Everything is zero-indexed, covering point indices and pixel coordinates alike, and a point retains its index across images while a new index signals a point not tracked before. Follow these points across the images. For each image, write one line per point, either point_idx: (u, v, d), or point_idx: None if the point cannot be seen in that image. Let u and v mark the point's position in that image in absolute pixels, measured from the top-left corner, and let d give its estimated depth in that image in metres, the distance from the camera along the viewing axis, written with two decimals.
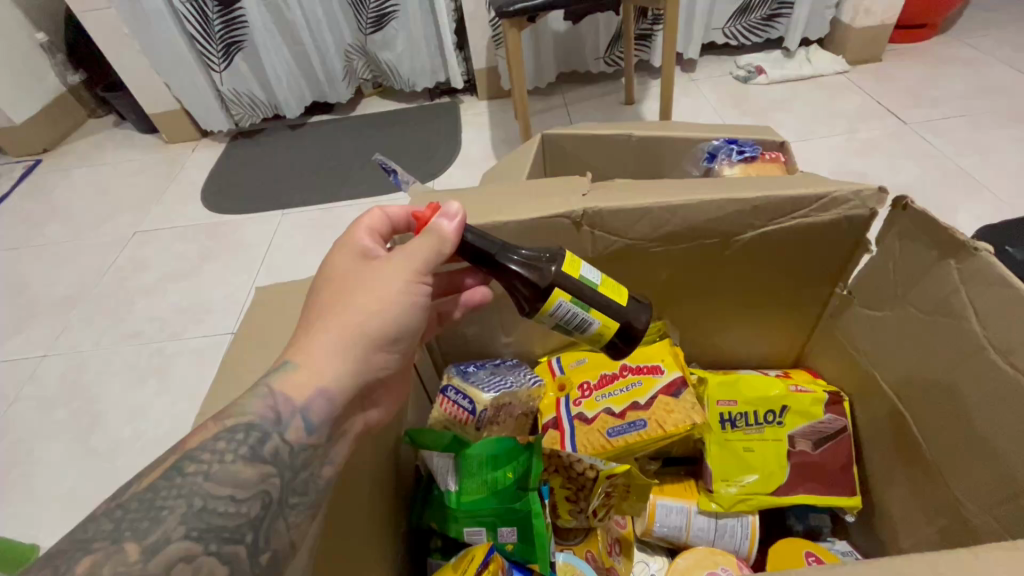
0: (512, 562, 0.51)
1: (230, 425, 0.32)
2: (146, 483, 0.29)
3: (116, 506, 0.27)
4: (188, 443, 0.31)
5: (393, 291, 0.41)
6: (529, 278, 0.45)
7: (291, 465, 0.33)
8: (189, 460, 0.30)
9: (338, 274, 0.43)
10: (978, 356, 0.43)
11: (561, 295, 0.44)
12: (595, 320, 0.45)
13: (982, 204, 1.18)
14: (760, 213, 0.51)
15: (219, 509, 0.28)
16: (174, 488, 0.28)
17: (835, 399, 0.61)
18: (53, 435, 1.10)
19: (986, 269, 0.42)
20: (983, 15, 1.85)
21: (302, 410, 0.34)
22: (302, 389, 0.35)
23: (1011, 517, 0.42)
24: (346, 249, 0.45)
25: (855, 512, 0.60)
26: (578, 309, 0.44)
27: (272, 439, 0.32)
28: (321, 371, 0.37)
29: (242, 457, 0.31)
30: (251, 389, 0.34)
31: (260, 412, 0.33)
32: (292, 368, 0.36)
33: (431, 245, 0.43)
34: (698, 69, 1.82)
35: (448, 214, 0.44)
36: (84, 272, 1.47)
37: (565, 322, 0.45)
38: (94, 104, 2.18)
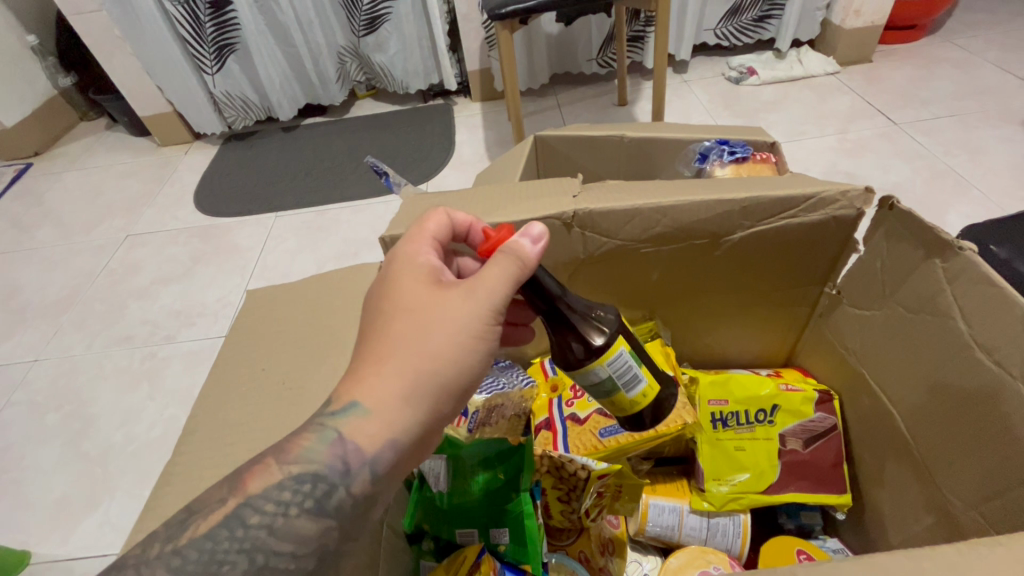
0: (504, 563, 0.50)
1: (297, 474, 0.33)
2: (205, 529, 0.31)
3: (174, 554, 0.30)
4: (250, 487, 0.32)
5: (470, 329, 0.38)
6: (592, 328, 0.44)
7: (352, 514, 0.34)
8: (251, 510, 0.31)
9: (409, 301, 0.39)
10: (963, 354, 0.43)
11: (623, 344, 0.43)
12: (643, 377, 0.44)
13: (971, 203, 1.19)
14: (749, 214, 0.51)
15: (279, 565, 0.30)
16: (236, 540, 0.30)
17: (825, 398, 0.61)
18: (43, 441, 1.09)
19: (970, 268, 0.42)
20: (971, 16, 1.86)
21: (370, 461, 0.35)
22: (373, 438, 0.35)
23: (997, 514, 0.42)
24: (415, 268, 0.41)
25: (845, 509, 0.60)
26: (633, 363, 0.44)
27: (338, 492, 0.34)
28: (392, 420, 0.36)
29: (307, 511, 0.32)
30: (320, 433, 0.35)
31: (328, 460, 0.34)
32: (364, 413, 0.35)
33: (511, 274, 0.39)
34: (689, 70, 1.83)
35: (530, 234, 0.40)
36: (75, 276, 1.46)
37: (618, 376, 0.43)
38: (85, 106, 2.17)
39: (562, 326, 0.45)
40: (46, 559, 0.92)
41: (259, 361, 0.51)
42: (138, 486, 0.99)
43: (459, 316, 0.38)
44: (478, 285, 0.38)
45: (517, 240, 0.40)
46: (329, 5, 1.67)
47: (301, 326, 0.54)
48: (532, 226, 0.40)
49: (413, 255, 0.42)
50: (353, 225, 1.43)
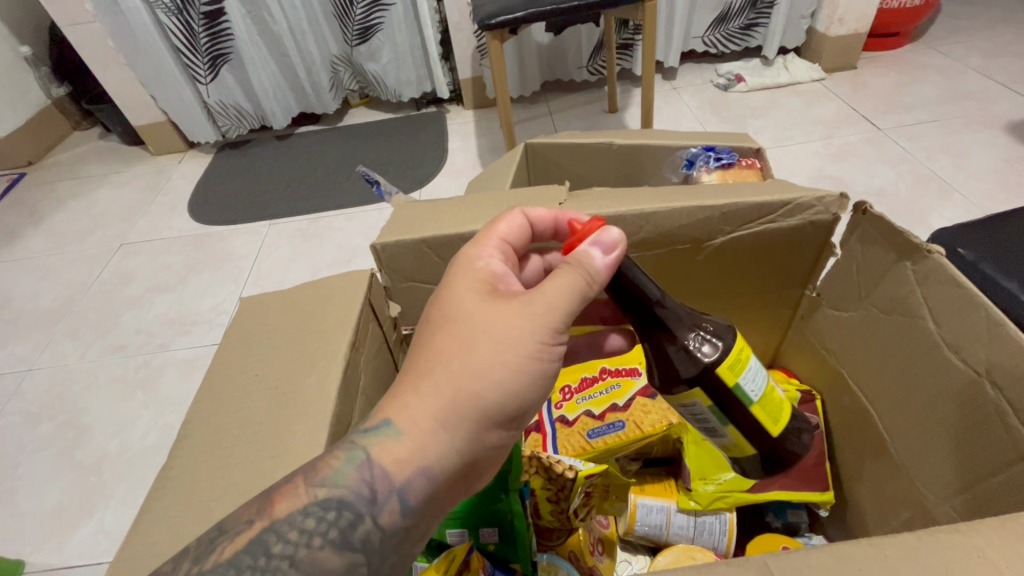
0: (494, 561, 0.53)
1: (323, 498, 0.34)
2: (230, 554, 0.32)
3: None
4: (277, 509, 0.33)
5: (521, 347, 0.39)
6: (683, 356, 0.47)
7: (380, 549, 0.34)
8: (274, 537, 0.32)
9: (462, 312, 0.41)
10: (933, 352, 0.45)
11: (698, 396, 0.46)
12: (728, 435, 0.49)
13: (953, 206, 1.22)
14: (729, 219, 0.53)
15: None
16: (258, 570, 0.31)
17: (806, 399, 0.64)
18: (37, 451, 1.10)
19: (938, 271, 0.44)
20: (952, 23, 1.90)
21: (399, 489, 0.36)
22: (401, 463, 0.36)
23: (967, 505, 0.44)
24: (476, 274, 0.44)
25: (828, 507, 0.61)
26: (712, 419, 0.48)
27: (364, 522, 0.34)
28: (424, 446, 0.37)
29: (331, 543, 0.33)
30: (349, 455, 0.36)
31: (355, 486, 0.35)
32: (394, 435, 0.37)
33: (580, 280, 0.41)
34: (678, 76, 1.86)
35: (603, 245, 0.42)
36: (69, 286, 1.47)
37: (696, 418, 0.49)
38: (79, 115, 2.18)
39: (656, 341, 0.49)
40: (40, 568, 0.92)
41: (255, 368, 0.52)
42: (133, 494, 1.00)
43: (515, 325, 0.39)
44: (537, 299, 0.40)
45: (589, 249, 0.43)
46: (322, 14, 1.68)
47: (299, 334, 0.54)
48: (607, 235, 0.43)
49: (479, 259, 0.45)
50: (347, 233, 1.44)
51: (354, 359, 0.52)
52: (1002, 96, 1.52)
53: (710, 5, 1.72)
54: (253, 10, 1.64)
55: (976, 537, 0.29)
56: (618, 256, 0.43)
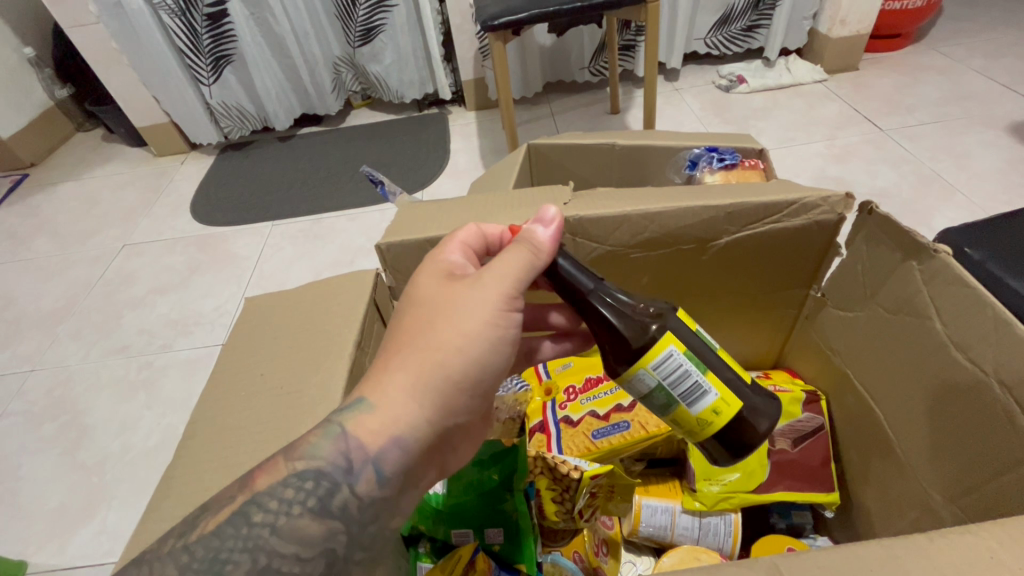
0: (499, 563, 0.52)
1: (300, 470, 0.34)
2: (214, 527, 0.32)
3: (184, 551, 0.31)
4: (258, 483, 0.34)
5: (478, 315, 0.40)
6: (637, 323, 0.42)
7: (358, 519, 0.34)
8: (256, 508, 0.33)
9: (421, 295, 0.41)
10: (940, 353, 0.45)
11: (673, 342, 0.40)
12: (712, 389, 0.40)
13: (957, 208, 1.21)
14: (735, 219, 0.53)
15: (283, 567, 0.31)
16: (240, 539, 0.31)
17: (812, 399, 0.63)
18: (40, 451, 1.10)
19: (946, 271, 0.44)
20: (955, 24, 1.90)
21: (374, 459, 0.35)
22: (375, 434, 0.36)
23: (973, 505, 0.44)
24: (434, 266, 0.43)
25: (834, 508, 0.61)
26: (691, 368, 0.40)
27: (341, 491, 0.34)
28: (396, 417, 0.36)
29: (309, 510, 0.33)
30: (324, 430, 0.36)
31: (331, 457, 0.35)
32: (368, 408, 0.36)
33: (526, 256, 0.42)
34: (680, 77, 1.86)
35: (543, 221, 0.43)
36: (72, 286, 1.47)
37: (670, 382, 0.40)
38: (82, 117, 2.19)
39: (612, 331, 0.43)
40: (42, 569, 0.92)
41: (260, 367, 0.52)
42: (135, 494, 1.00)
43: (472, 299, 0.40)
44: (488, 274, 0.41)
45: (532, 228, 0.43)
46: (325, 15, 1.69)
47: (302, 332, 0.55)
48: (544, 211, 0.44)
49: (434, 254, 0.45)
50: (350, 234, 1.44)
51: (359, 358, 0.52)
52: (1005, 97, 1.52)
53: (713, 7, 1.72)
54: (256, 11, 1.64)
55: (987, 539, 0.29)
56: (559, 229, 0.44)
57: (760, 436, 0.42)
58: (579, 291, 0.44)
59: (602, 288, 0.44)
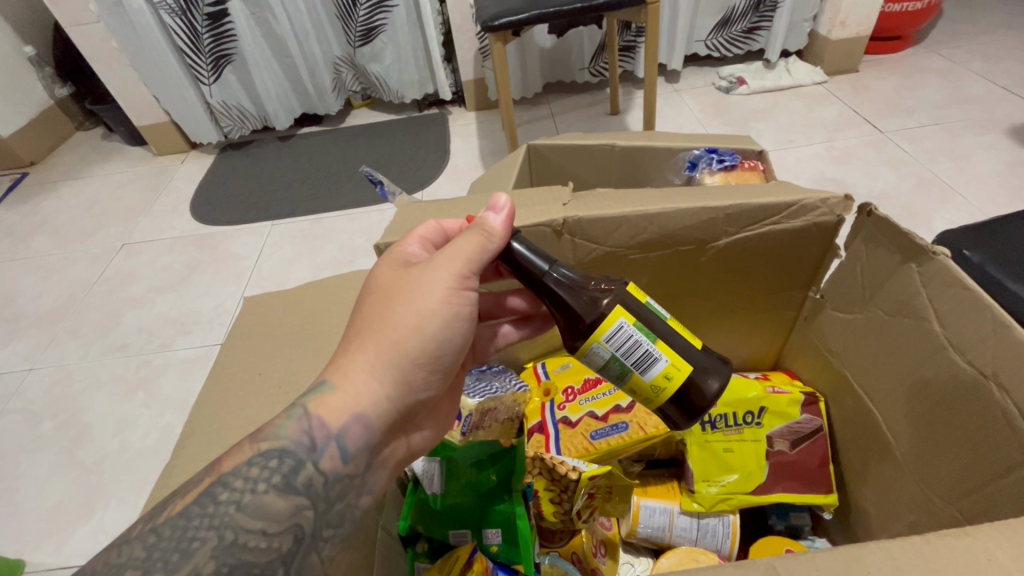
0: (497, 564, 0.52)
1: (265, 449, 0.34)
2: (180, 508, 0.32)
3: (150, 532, 0.31)
4: (225, 465, 0.34)
5: (431, 298, 0.39)
6: (589, 301, 0.42)
7: (325, 495, 0.35)
8: (222, 487, 0.33)
9: (379, 282, 0.41)
10: (939, 354, 0.45)
11: (622, 315, 0.40)
12: (662, 356, 0.40)
13: (957, 210, 1.21)
14: (733, 221, 0.53)
15: (250, 543, 0.31)
16: (206, 517, 0.31)
17: (811, 400, 0.63)
18: (38, 449, 1.10)
19: (944, 272, 0.44)
20: (954, 27, 1.91)
21: (337, 436, 0.36)
22: (337, 413, 0.36)
23: (973, 507, 0.43)
24: (393, 257, 0.43)
25: (832, 508, 0.61)
26: (641, 337, 0.39)
27: (306, 468, 0.34)
28: (356, 395, 0.37)
29: (275, 487, 0.33)
30: (287, 411, 0.36)
31: (295, 436, 0.35)
32: (329, 389, 0.37)
33: (477, 242, 0.41)
34: (681, 79, 1.86)
35: (495, 207, 0.42)
36: (71, 284, 1.47)
37: (621, 354, 0.40)
38: (82, 117, 2.19)
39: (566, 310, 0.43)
40: (40, 568, 0.92)
41: (258, 365, 0.52)
42: (134, 494, 1.00)
43: (426, 284, 0.40)
44: (442, 255, 0.40)
45: (484, 214, 0.42)
46: (326, 15, 1.69)
47: (298, 330, 0.55)
48: (496, 199, 0.43)
49: (394, 247, 0.45)
50: (349, 233, 1.44)
51: None
52: (1004, 100, 1.52)
53: (713, 8, 1.72)
54: (257, 10, 1.64)
55: (983, 540, 0.29)
56: (512, 216, 0.43)
57: (711, 396, 0.41)
58: (534, 272, 0.43)
59: (555, 268, 0.43)
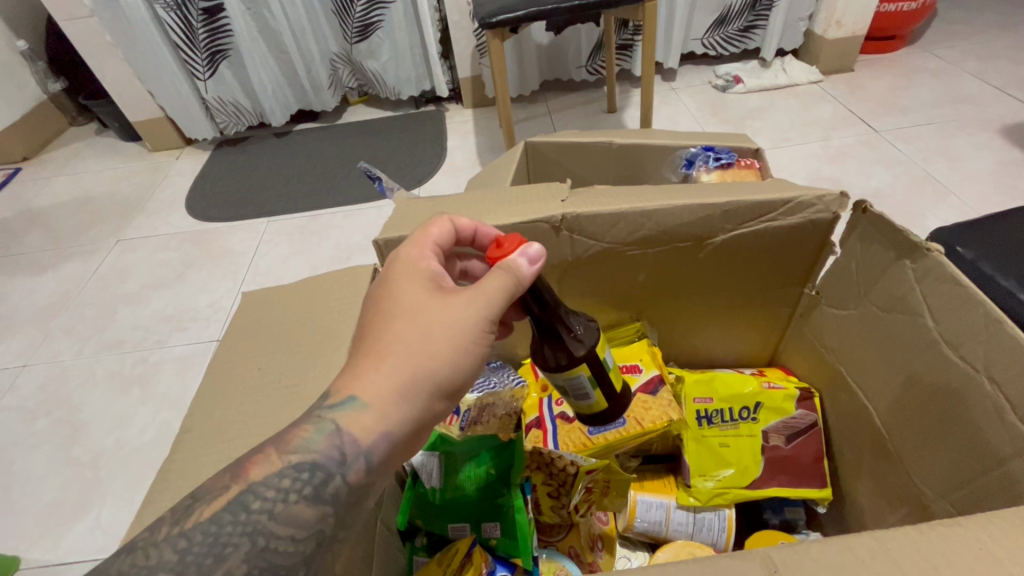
0: (495, 557, 0.52)
1: (296, 462, 0.34)
2: (209, 514, 0.32)
3: (180, 537, 0.31)
4: (252, 473, 0.33)
5: (463, 330, 0.40)
6: (566, 341, 0.47)
7: (347, 502, 0.35)
8: (253, 496, 0.32)
9: (406, 302, 0.41)
10: (932, 349, 0.46)
11: (583, 370, 0.47)
12: (594, 397, 0.50)
13: (950, 208, 1.22)
14: (730, 217, 0.53)
15: (279, 548, 0.31)
16: (238, 524, 0.31)
17: (806, 395, 0.64)
18: (33, 446, 1.09)
19: (937, 269, 0.44)
20: (947, 27, 1.92)
21: (366, 452, 0.36)
22: (368, 430, 0.36)
23: (964, 500, 0.44)
24: (417, 274, 0.42)
25: (826, 503, 0.62)
26: (588, 385, 0.48)
27: (334, 480, 0.34)
28: (387, 413, 0.37)
29: (305, 498, 0.33)
30: (318, 425, 0.35)
31: (325, 450, 0.35)
32: (361, 407, 0.37)
33: (508, 289, 0.41)
34: (677, 78, 1.87)
35: (528, 254, 0.42)
36: (65, 281, 1.46)
37: (569, 387, 0.48)
38: (75, 112, 2.17)
39: (548, 329, 0.47)
40: (36, 565, 0.91)
41: (260, 362, 0.52)
42: (130, 490, 1.00)
43: (456, 315, 0.40)
44: (476, 293, 0.40)
45: (515, 259, 0.42)
46: (322, 12, 1.68)
47: (298, 329, 0.55)
48: (531, 247, 0.42)
49: (418, 260, 0.44)
50: (346, 230, 1.44)
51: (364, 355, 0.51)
52: (997, 100, 1.54)
53: (710, 7, 1.72)
54: (253, 6, 1.63)
55: (975, 530, 0.29)
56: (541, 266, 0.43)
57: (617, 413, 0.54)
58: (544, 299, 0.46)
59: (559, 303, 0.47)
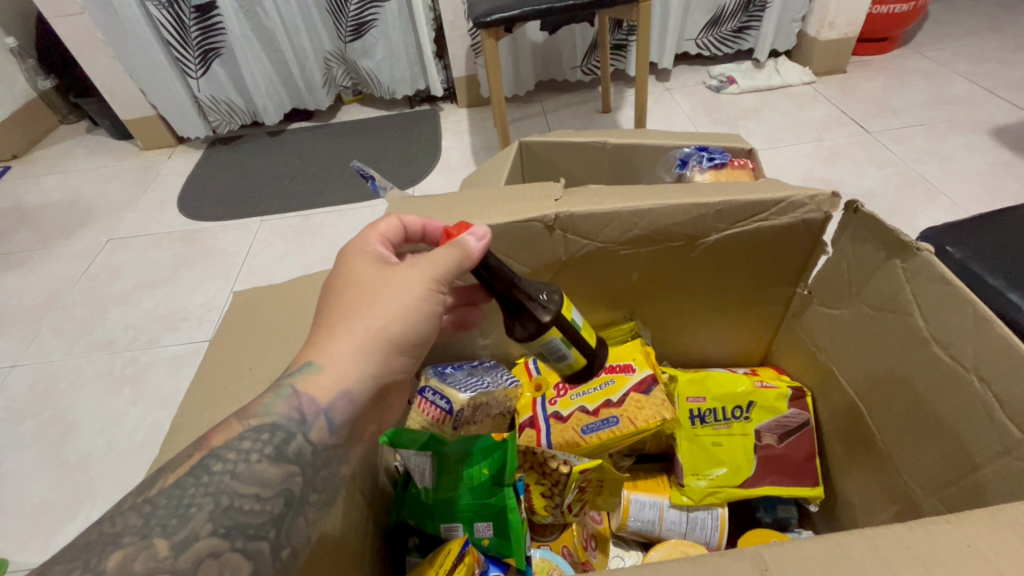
0: (488, 556, 0.53)
1: (256, 425, 0.34)
2: (173, 480, 0.30)
3: (145, 502, 0.29)
4: (214, 440, 0.33)
5: (411, 294, 0.41)
6: (531, 312, 0.46)
7: (313, 462, 0.35)
8: (215, 458, 0.32)
9: (357, 279, 0.42)
10: (922, 348, 0.46)
11: (554, 333, 0.46)
12: (570, 355, 0.48)
13: (940, 209, 1.23)
14: (724, 217, 0.53)
15: (244, 507, 0.31)
16: (201, 486, 0.30)
17: (799, 394, 0.63)
18: (22, 447, 1.08)
19: (928, 268, 0.45)
20: (939, 29, 1.94)
21: (325, 410, 0.36)
22: (327, 390, 0.37)
23: (953, 499, 0.45)
24: (365, 257, 0.44)
25: (818, 502, 0.62)
26: (561, 345, 0.47)
27: (296, 439, 0.35)
28: (344, 373, 0.38)
29: (267, 457, 0.33)
30: (276, 390, 0.36)
31: (284, 413, 0.35)
32: (317, 369, 0.37)
33: (456, 261, 0.42)
34: (671, 78, 1.88)
35: (476, 233, 0.43)
36: (55, 280, 1.45)
37: (545, 352, 0.47)
38: (66, 109, 2.13)
39: (510, 302, 0.46)
40: (24, 567, 0.91)
41: (248, 360, 0.52)
42: (121, 491, 0.99)
43: (405, 280, 0.41)
44: (424, 263, 0.42)
45: (464, 238, 0.43)
46: (315, 9, 1.67)
47: (285, 323, 0.55)
48: (477, 228, 0.44)
49: (363, 246, 0.45)
50: (339, 230, 1.43)
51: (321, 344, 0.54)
52: (988, 101, 1.55)
53: (705, 8, 1.73)
54: (246, 5, 1.63)
55: (964, 528, 0.29)
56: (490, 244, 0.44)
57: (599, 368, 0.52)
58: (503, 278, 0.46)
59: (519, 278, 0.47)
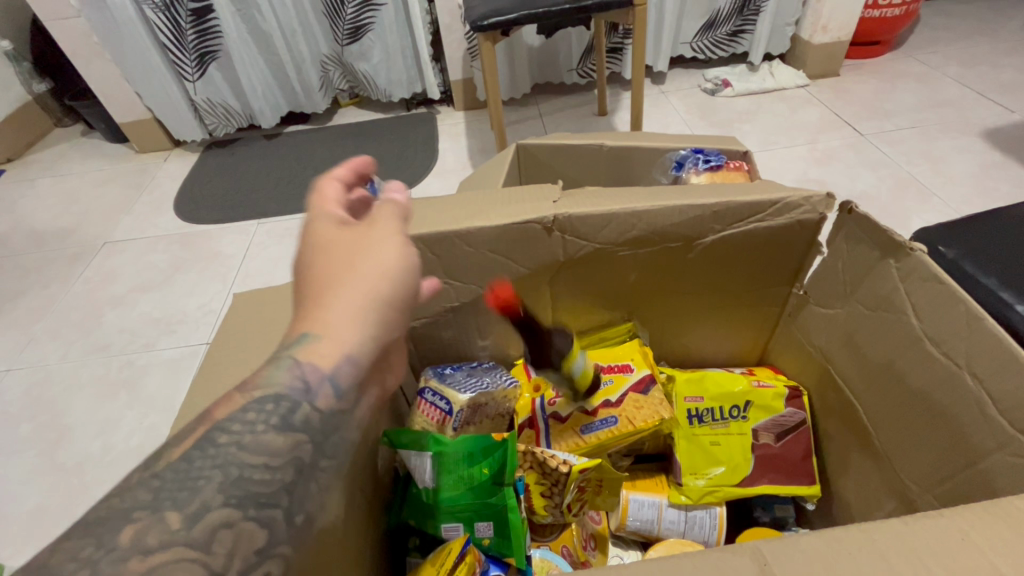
0: (489, 556, 0.53)
1: (259, 397, 0.32)
2: (181, 452, 0.29)
3: (152, 477, 0.27)
4: (217, 414, 0.31)
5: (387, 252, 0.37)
6: None
7: (322, 430, 0.32)
8: (220, 432, 0.30)
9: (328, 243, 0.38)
10: (916, 345, 0.47)
11: None
12: None
13: (932, 210, 1.25)
14: (719, 218, 0.54)
15: (255, 476, 0.29)
16: (208, 458, 0.28)
17: (795, 393, 0.64)
18: (17, 453, 1.07)
19: (921, 268, 0.45)
20: (930, 33, 1.96)
21: (330, 376, 0.33)
22: (329, 357, 0.33)
23: (948, 495, 0.45)
24: (321, 222, 0.40)
25: (815, 500, 0.63)
26: None
27: (303, 407, 0.32)
28: (343, 338, 0.33)
29: (273, 426, 0.31)
30: (275, 361, 0.33)
31: (287, 382, 0.32)
32: (313, 338, 0.33)
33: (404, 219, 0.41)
34: (667, 81, 1.89)
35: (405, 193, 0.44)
36: (50, 284, 1.44)
37: None
38: (61, 112, 2.14)
39: None
40: None
41: (247, 362, 0.52)
42: None
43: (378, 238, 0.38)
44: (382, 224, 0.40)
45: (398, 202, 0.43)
46: (313, 14, 1.68)
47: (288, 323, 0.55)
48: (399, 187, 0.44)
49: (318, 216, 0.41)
50: None
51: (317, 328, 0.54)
52: (978, 103, 1.57)
53: (699, 11, 1.75)
54: (243, 7, 1.63)
55: (958, 521, 0.30)
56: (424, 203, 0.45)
57: None
58: None
59: None
